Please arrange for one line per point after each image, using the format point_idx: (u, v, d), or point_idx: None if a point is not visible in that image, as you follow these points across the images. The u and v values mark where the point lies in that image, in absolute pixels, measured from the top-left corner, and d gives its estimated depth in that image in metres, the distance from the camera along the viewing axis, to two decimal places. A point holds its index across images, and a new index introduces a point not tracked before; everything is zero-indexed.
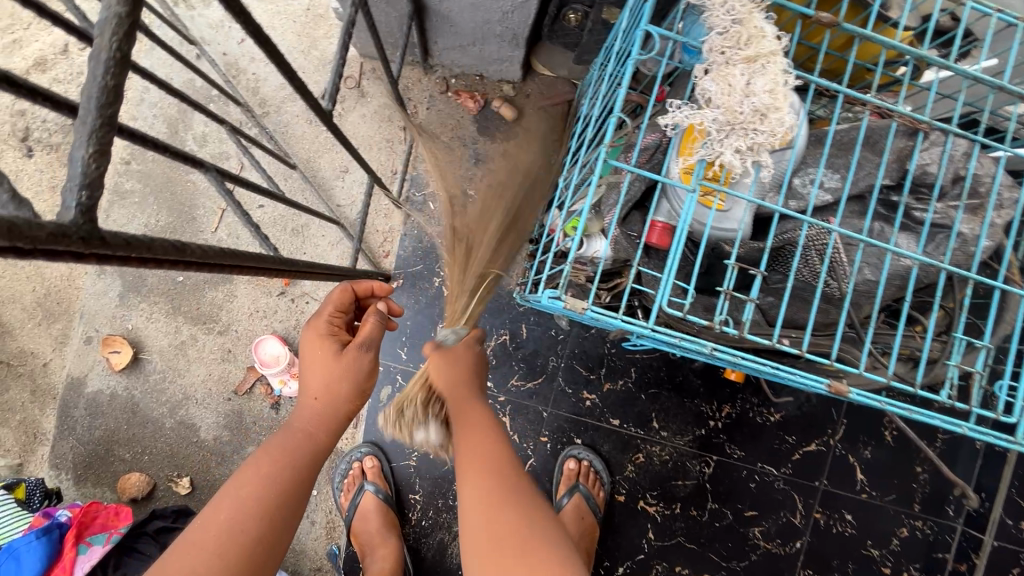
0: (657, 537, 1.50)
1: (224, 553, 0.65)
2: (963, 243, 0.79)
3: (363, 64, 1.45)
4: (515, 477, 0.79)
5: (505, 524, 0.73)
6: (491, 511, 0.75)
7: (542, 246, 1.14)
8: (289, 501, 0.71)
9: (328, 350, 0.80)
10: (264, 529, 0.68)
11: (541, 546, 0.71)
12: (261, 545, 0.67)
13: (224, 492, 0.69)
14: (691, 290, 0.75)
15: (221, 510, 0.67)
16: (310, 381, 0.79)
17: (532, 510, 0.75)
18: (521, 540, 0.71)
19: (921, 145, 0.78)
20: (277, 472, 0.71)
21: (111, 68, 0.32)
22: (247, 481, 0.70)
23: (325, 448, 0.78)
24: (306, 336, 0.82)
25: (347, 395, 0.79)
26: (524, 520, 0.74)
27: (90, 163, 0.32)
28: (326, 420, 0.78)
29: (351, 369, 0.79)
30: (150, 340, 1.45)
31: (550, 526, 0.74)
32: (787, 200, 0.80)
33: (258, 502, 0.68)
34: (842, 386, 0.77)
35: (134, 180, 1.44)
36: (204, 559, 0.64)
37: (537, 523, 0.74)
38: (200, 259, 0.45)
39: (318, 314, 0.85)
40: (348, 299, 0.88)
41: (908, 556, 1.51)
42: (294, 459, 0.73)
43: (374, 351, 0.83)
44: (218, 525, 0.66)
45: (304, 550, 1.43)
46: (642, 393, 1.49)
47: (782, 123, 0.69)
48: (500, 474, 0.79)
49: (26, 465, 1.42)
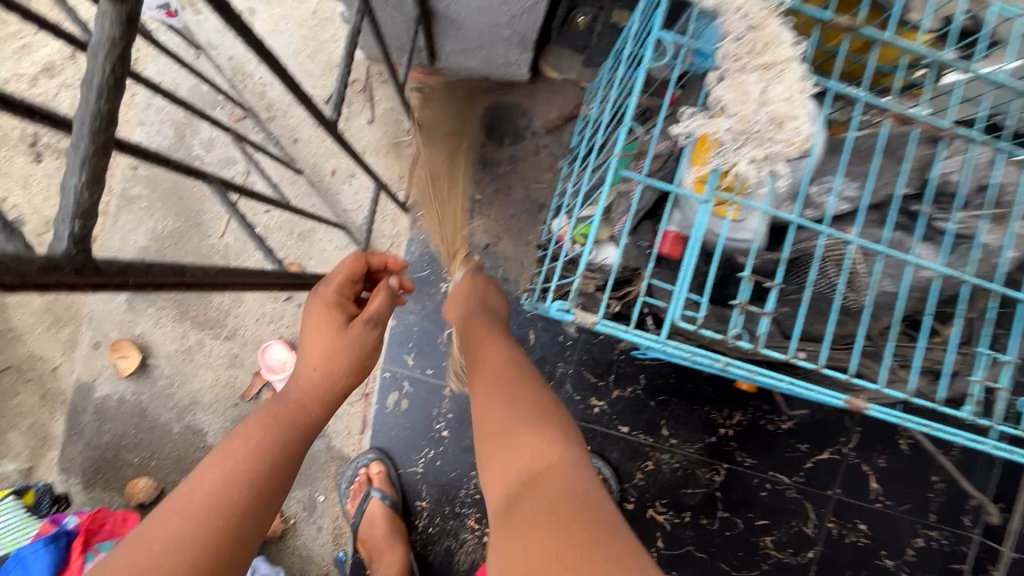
0: (666, 545, 1.48)
1: (207, 519, 0.62)
2: (987, 254, 0.77)
3: (370, 67, 1.44)
4: (515, 379, 0.83)
5: (500, 416, 0.77)
6: (489, 408, 0.79)
7: (550, 253, 1.12)
8: (275, 473, 0.69)
9: (334, 321, 0.78)
10: (251, 500, 0.66)
11: (531, 431, 0.74)
12: (248, 514, 0.65)
13: (208, 462, 0.67)
14: (704, 303, 0.73)
15: (207, 477, 0.65)
16: (310, 351, 0.77)
17: (524, 401, 0.79)
18: (512, 429, 0.75)
19: (944, 152, 0.75)
20: (266, 440, 0.70)
21: (103, 94, 0.31)
22: (235, 450, 0.68)
23: (319, 421, 0.77)
24: (311, 306, 0.80)
25: (347, 369, 0.78)
26: (516, 412, 0.77)
27: (83, 192, 0.31)
28: (321, 390, 0.77)
29: (355, 345, 0.78)
30: (158, 346, 1.45)
31: (545, 417, 0.77)
32: (803, 210, 0.78)
33: (245, 474, 0.67)
34: (861, 402, 0.75)
35: (141, 186, 1.44)
36: (185, 527, 0.61)
37: (526, 413, 0.77)
38: (201, 280, 0.44)
39: (321, 287, 0.82)
40: (361, 269, 0.86)
41: (923, 566, 1.49)
42: (284, 426, 0.73)
43: (381, 329, 0.82)
44: (202, 495, 0.64)
45: (311, 555, 1.43)
46: (651, 400, 1.47)
47: (799, 132, 0.67)
48: (499, 378, 0.83)
49: (36, 469, 1.43)
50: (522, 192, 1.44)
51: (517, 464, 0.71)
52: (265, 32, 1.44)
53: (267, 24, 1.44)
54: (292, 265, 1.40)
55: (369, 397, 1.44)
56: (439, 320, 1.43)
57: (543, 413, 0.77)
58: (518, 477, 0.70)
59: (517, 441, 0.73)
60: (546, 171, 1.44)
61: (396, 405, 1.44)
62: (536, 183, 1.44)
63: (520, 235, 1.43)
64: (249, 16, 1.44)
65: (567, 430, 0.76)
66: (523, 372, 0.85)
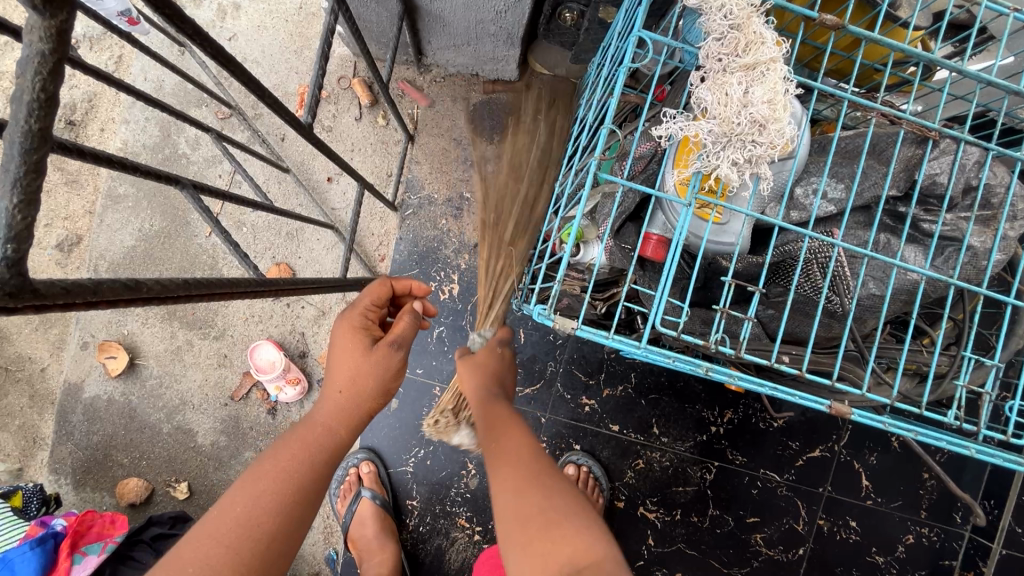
0: (657, 543, 1.48)
1: (237, 546, 0.62)
2: (973, 257, 0.76)
3: (357, 64, 1.42)
4: (543, 466, 0.81)
5: (536, 510, 0.75)
6: (525, 502, 0.76)
7: (537, 252, 1.11)
8: (302, 502, 0.68)
9: (359, 343, 0.78)
10: (279, 526, 0.65)
11: (570, 524, 0.73)
12: (275, 539, 0.65)
13: (238, 487, 0.66)
14: (685, 307, 0.71)
15: (237, 504, 0.65)
16: (336, 373, 0.76)
17: (558, 490, 0.78)
18: (552, 522, 0.73)
19: (931, 153, 0.74)
20: (295, 466, 0.69)
21: (35, 111, 0.30)
22: (264, 475, 0.67)
23: (344, 443, 0.75)
24: (338, 327, 0.80)
25: (372, 391, 0.76)
26: (553, 503, 0.76)
27: (15, 214, 0.30)
28: (348, 414, 0.75)
29: (380, 367, 0.77)
30: (146, 346, 1.44)
31: (578, 507, 0.77)
32: (788, 211, 0.77)
33: (276, 500, 0.66)
34: (844, 408, 0.74)
35: (127, 185, 1.43)
36: (217, 553, 0.61)
37: (566, 504, 0.76)
38: (159, 294, 0.43)
39: (353, 304, 0.82)
40: (386, 294, 0.86)
41: (913, 562, 1.49)
42: (313, 453, 0.71)
43: (404, 351, 0.80)
44: (232, 520, 0.64)
45: (302, 554, 1.43)
46: (642, 398, 1.47)
47: (782, 134, 0.65)
48: (528, 466, 0.81)
49: (26, 469, 1.42)
50: None
51: (558, 559, 0.70)
52: (251, 28, 1.42)
53: (252, 20, 1.42)
54: (281, 265, 1.39)
55: None
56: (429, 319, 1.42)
57: (570, 497, 0.78)
58: (563, 572, 0.69)
59: (559, 534, 0.72)
60: None
61: (386, 405, 1.43)
62: None
63: None
64: (234, 12, 1.42)
65: (599, 523, 0.76)
66: (553, 464, 0.83)
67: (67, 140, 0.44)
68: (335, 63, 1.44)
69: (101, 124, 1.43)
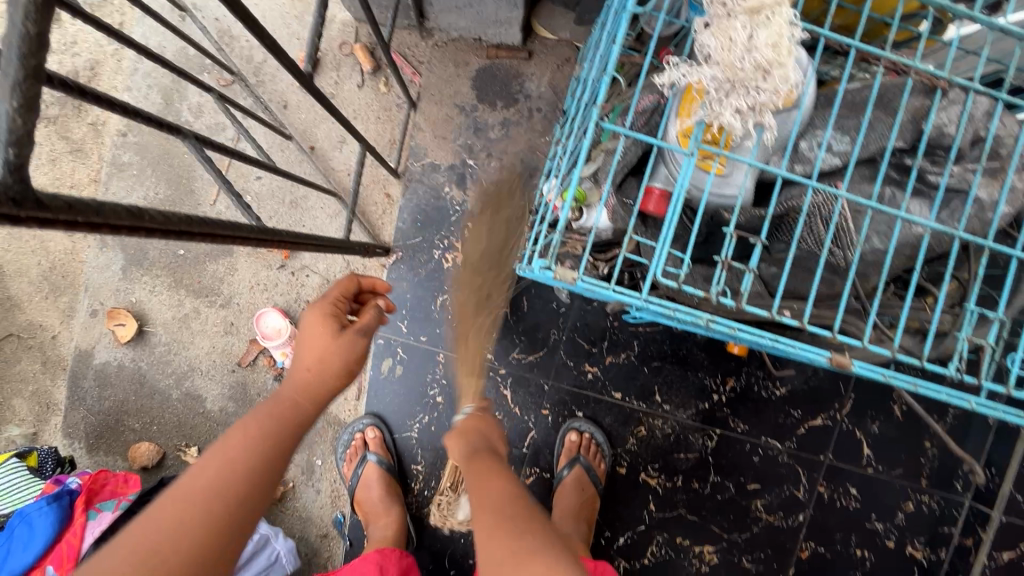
0: (658, 508, 1.50)
1: (210, 503, 0.61)
2: (980, 209, 0.75)
3: (359, 29, 1.41)
4: (521, 512, 0.80)
5: (513, 555, 0.73)
6: (501, 549, 0.74)
7: (539, 216, 1.10)
8: (269, 467, 0.67)
9: (328, 327, 0.78)
10: (249, 489, 0.64)
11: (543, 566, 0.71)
12: (245, 500, 0.64)
13: (209, 452, 0.65)
14: (687, 258, 0.71)
15: (209, 466, 0.64)
16: (303, 353, 0.77)
17: (533, 536, 0.76)
18: (528, 564, 0.71)
19: (939, 103, 0.73)
20: (264, 435, 0.68)
21: (31, 14, 0.30)
22: (233, 442, 0.66)
23: (311, 417, 0.76)
24: (308, 313, 0.80)
25: (339, 370, 0.77)
26: (526, 549, 0.73)
27: (15, 117, 0.30)
28: (314, 389, 0.75)
29: (346, 350, 0.78)
30: (154, 313, 1.46)
31: (553, 551, 0.74)
32: (791, 165, 0.77)
33: (245, 464, 0.65)
34: (844, 359, 0.75)
35: (131, 153, 1.43)
36: (187, 511, 0.60)
37: (540, 549, 0.73)
38: (161, 225, 0.44)
39: (322, 296, 0.83)
40: (353, 289, 0.88)
41: (913, 529, 1.50)
42: (283, 420, 0.71)
43: (370, 339, 0.82)
44: (204, 483, 0.62)
45: (310, 516, 1.46)
46: (645, 366, 1.47)
47: (786, 80, 0.64)
48: (506, 512, 0.80)
49: (41, 434, 1.46)
50: (513, 157, 1.42)
51: None
52: None
53: None
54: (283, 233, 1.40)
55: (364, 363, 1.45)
56: (433, 287, 1.43)
57: (547, 539, 0.76)
58: None
59: None
60: (540, 136, 1.42)
61: (390, 371, 1.45)
62: (529, 148, 1.42)
63: None
64: None
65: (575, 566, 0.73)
66: (528, 507, 0.82)
67: (56, 76, 0.45)
68: (336, 28, 1.42)
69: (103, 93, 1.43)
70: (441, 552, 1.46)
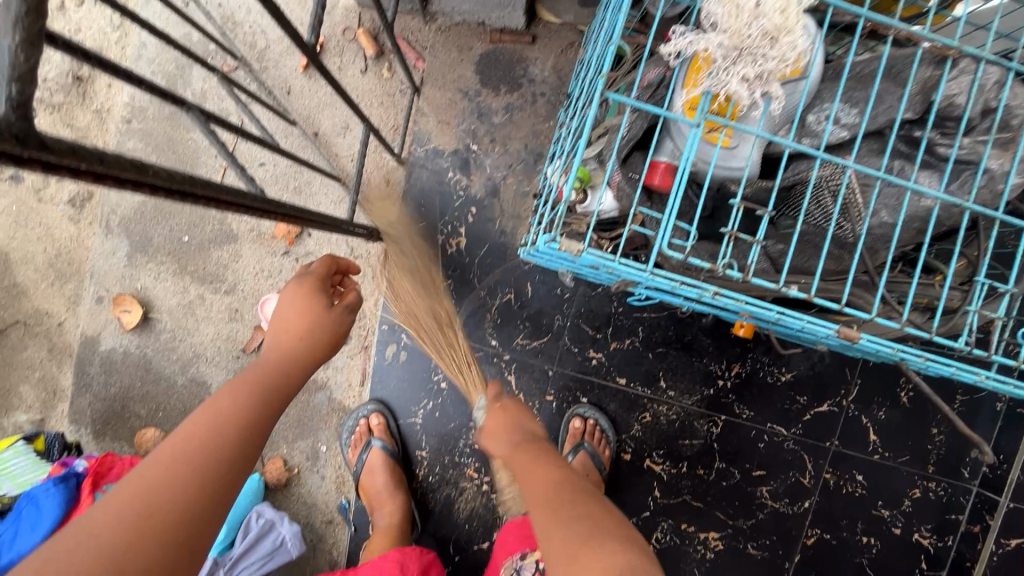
0: (663, 495, 1.50)
1: (206, 461, 0.58)
2: (990, 181, 0.74)
3: (362, 14, 1.40)
4: (566, 497, 0.79)
5: (565, 540, 0.71)
6: (554, 536, 0.73)
7: (543, 198, 1.08)
8: (262, 428, 0.65)
9: (316, 299, 0.80)
10: (243, 445, 0.62)
11: (598, 546, 0.70)
12: (241, 457, 0.61)
13: (199, 412, 0.62)
14: (692, 230, 0.71)
15: (201, 424, 0.61)
16: (290, 321, 0.77)
17: (583, 514, 0.75)
18: (582, 548, 0.70)
19: (949, 73, 0.72)
20: (258, 395, 0.67)
21: None
22: (226, 401, 0.64)
23: (299, 381, 0.74)
24: (293, 286, 0.81)
25: (326, 340, 0.79)
26: (578, 528, 0.73)
27: (18, 53, 0.30)
28: (303, 356, 0.75)
29: (336, 322, 0.80)
30: (159, 300, 1.46)
31: (606, 530, 0.73)
32: (799, 138, 0.76)
33: (240, 421, 0.63)
34: (853, 332, 0.74)
35: (135, 140, 1.43)
36: (183, 466, 0.57)
37: (591, 527, 0.73)
38: (165, 181, 0.45)
39: (308, 270, 0.84)
40: (337, 270, 0.89)
41: (919, 517, 1.49)
42: (275, 383, 0.70)
43: (355, 316, 0.85)
44: (199, 441, 0.60)
45: (315, 502, 1.46)
46: (649, 352, 1.47)
47: (794, 47, 0.64)
48: (553, 499, 0.78)
49: (48, 420, 1.46)
50: (517, 142, 1.42)
51: None
52: None
53: None
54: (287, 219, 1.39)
55: (368, 349, 1.45)
56: (436, 272, 1.43)
57: (596, 522, 0.74)
58: None
59: (587, 558, 0.68)
60: (543, 121, 1.41)
61: (394, 357, 1.45)
62: (532, 134, 1.41)
63: (519, 184, 1.41)
64: None
65: (627, 542, 0.72)
66: (575, 485, 0.82)
67: (65, 37, 0.45)
68: (339, 14, 1.42)
69: (108, 80, 1.43)
70: (446, 538, 1.47)
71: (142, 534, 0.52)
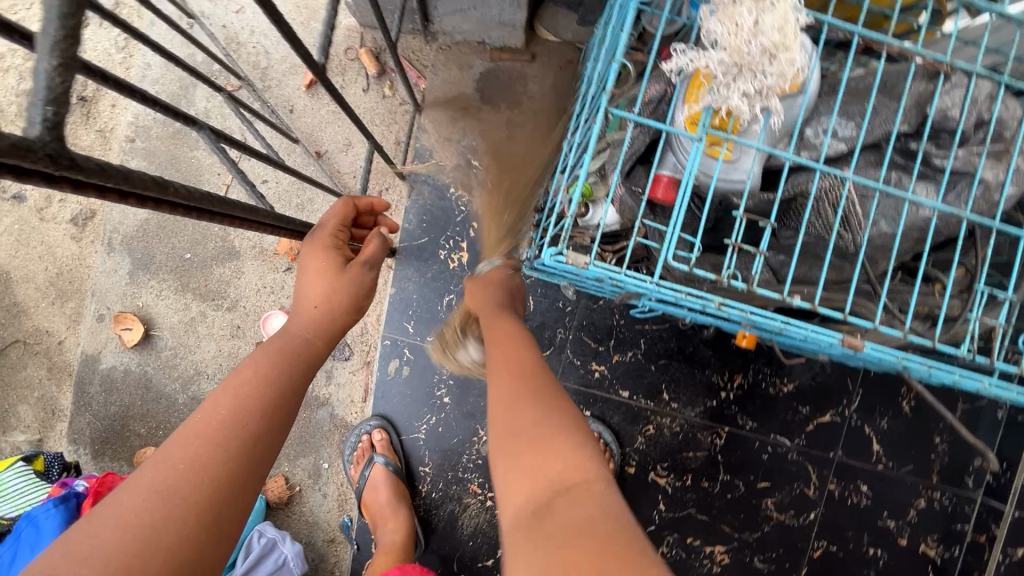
0: (668, 508, 1.49)
1: (224, 445, 0.60)
2: (986, 190, 0.76)
3: (364, 35, 1.43)
4: (538, 390, 0.76)
5: (528, 425, 0.70)
6: (519, 419, 0.71)
7: (546, 213, 1.10)
8: (280, 413, 0.66)
9: (333, 261, 0.79)
10: (263, 429, 0.63)
11: (561, 437, 0.68)
12: (261, 439, 0.63)
13: (220, 391, 0.64)
14: (697, 244, 0.71)
15: (217, 407, 0.63)
16: (310, 289, 0.77)
17: (549, 404, 0.73)
18: (541, 439, 0.68)
19: (942, 87, 0.74)
20: (273, 371, 0.68)
21: None
22: (245, 379, 0.66)
23: (321, 354, 0.76)
24: (307, 247, 0.81)
25: (346, 305, 0.79)
26: (545, 416, 0.71)
27: (54, 77, 0.31)
28: (323, 327, 0.76)
29: (355, 283, 0.80)
30: (161, 318, 1.46)
31: (575, 423, 0.71)
32: (798, 152, 0.78)
33: (263, 401, 0.65)
34: (857, 340, 0.74)
35: (138, 158, 1.44)
36: (205, 448, 0.59)
37: (558, 417, 0.71)
38: (185, 199, 0.46)
39: (322, 225, 0.83)
40: (350, 214, 0.88)
41: (925, 527, 1.49)
42: (293, 357, 0.71)
43: (375, 272, 0.84)
44: (216, 423, 0.61)
45: (317, 520, 1.45)
46: (652, 363, 1.47)
47: (791, 65, 0.66)
48: (521, 384, 0.77)
49: (46, 440, 1.45)
50: (518, 157, 1.43)
51: (545, 474, 0.65)
52: None
53: None
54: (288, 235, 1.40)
55: (370, 364, 1.44)
56: (438, 286, 1.43)
57: (567, 418, 0.71)
58: (549, 485, 0.64)
59: (547, 448, 0.67)
60: (543, 136, 1.43)
61: (397, 372, 1.44)
62: (533, 149, 1.43)
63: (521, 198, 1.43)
64: None
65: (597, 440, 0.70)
66: (549, 378, 0.80)
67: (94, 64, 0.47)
68: (342, 34, 1.44)
69: (112, 101, 1.45)
70: (450, 555, 1.45)
71: (164, 514, 0.53)
